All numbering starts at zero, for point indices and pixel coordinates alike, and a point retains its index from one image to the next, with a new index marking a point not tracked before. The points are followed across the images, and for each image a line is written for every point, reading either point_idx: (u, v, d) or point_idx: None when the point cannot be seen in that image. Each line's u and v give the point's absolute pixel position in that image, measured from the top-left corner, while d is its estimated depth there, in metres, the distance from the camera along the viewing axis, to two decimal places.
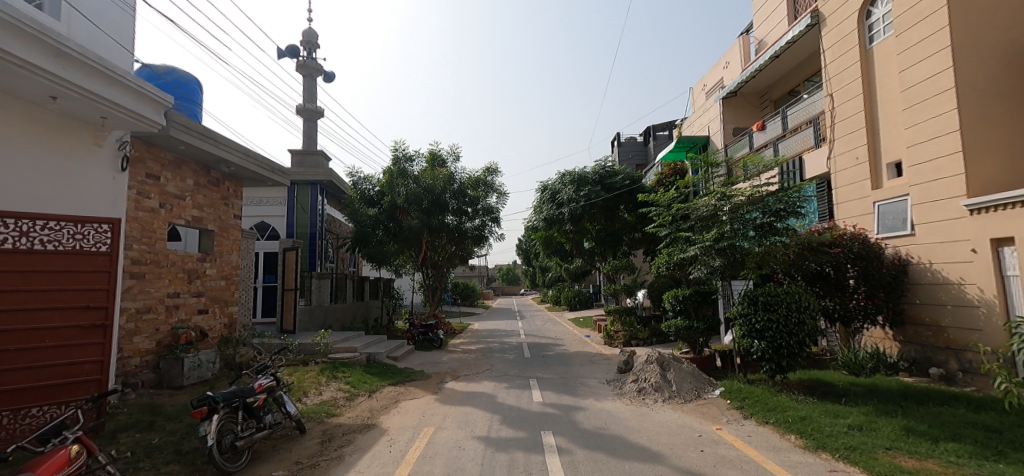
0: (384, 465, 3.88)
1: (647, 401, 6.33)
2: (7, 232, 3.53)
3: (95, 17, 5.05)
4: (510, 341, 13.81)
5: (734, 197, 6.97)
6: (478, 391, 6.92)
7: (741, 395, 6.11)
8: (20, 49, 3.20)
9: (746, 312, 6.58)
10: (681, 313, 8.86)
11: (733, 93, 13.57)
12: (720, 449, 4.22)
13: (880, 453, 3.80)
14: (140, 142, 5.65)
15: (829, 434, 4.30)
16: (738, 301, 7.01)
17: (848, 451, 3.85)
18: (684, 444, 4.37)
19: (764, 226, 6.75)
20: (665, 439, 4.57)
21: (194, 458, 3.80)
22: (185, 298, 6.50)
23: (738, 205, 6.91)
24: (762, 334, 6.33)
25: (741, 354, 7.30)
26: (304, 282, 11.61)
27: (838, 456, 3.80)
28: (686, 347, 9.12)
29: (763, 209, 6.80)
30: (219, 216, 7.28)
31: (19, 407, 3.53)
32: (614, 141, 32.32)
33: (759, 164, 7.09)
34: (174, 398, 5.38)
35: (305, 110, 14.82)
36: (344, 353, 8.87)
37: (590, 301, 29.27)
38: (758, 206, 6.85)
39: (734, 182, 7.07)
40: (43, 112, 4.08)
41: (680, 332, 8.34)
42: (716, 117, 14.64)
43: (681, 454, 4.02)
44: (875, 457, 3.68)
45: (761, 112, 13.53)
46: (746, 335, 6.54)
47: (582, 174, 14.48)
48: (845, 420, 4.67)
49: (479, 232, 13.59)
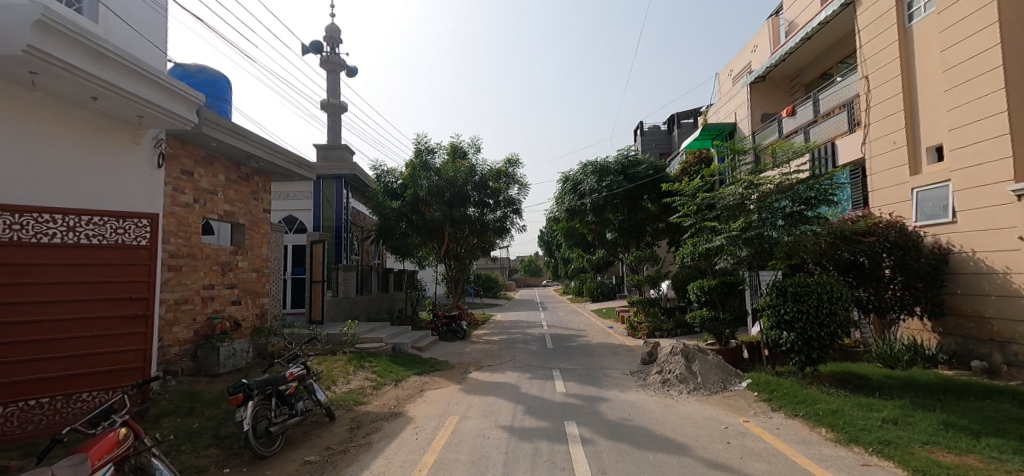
0: (410, 453, 3.99)
1: (672, 393, 6.22)
2: (55, 227, 3.70)
3: (132, 21, 5.18)
4: (532, 332, 13.82)
5: (761, 186, 6.71)
6: (501, 382, 6.95)
7: (769, 387, 5.92)
8: (62, 52, 3.37)
9: (774, 304, 6.33)
10: (707, 304, 8.64)
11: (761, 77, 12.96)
12: (747, 441, 4.10)
13: (918, 448, 3.60)
14: (175, 140, 5.85)
15: (863, 428, 4.11)
16: (765, 291, 6.75)
17: (882, 446, 3.68)
18: (710, 436, 4.27)
19: (794, 214, 6.46)
20: (691, 430, 4.48)
21: (231, 443, 4.00)
22: (219, 289, 6.76)
23: (766, 194, 6.67)
24: (792, 325, 6.09)
25: (769, 345, 7.07)
26: (331, 274, 11.91)
27: (871, 450, 3.64)
28: (713, 339, 8.91)
29: (792, 198, 6.50)
30: (249, 210, 7.50)
31: (69, 391, 3.70)
32: (636, 130, 31.70)
33: (789, 150, 6.75)
34: (211, 386, 5.63)
35: (329, 104, 15.06)
36: (371, 343, 9.05)
37: (613, 291, 28.96)
38: (787, 194, 6.56)
39: (762, 170, 6.79)
40: (82, 112, 4.25)
41: (705, 324, 8.12)
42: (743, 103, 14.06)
43: (707, 446, 3.93)
44: (911, 452, 3.50)
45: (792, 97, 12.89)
46: (774, 327, 6.30)
47: (605, 163, 14.26)
48: (879, 414, 4.45)
49: (501, 224, 13.62)
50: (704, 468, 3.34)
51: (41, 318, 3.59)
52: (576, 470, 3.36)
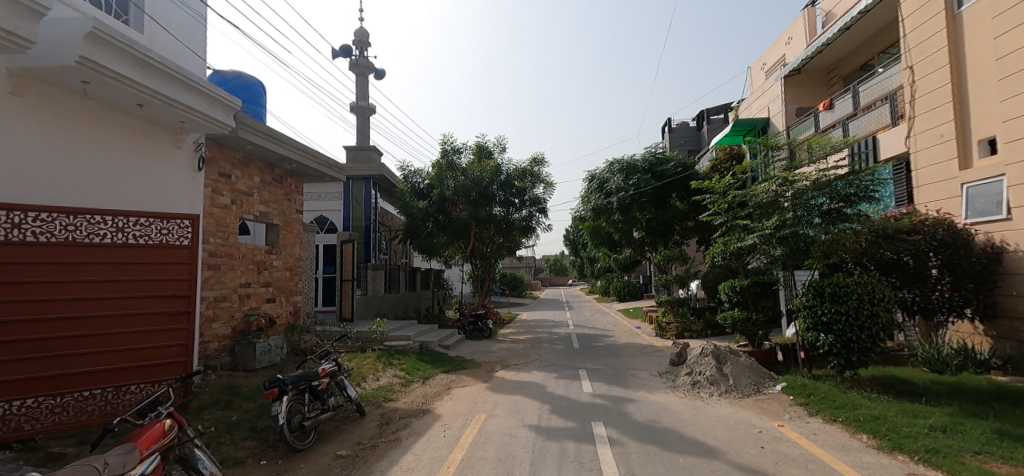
0: (439, 449, 4.02)
1: (703, 395, 5.98)
2: (105, 228, 3.87)
3: (177, 31, 5.38)
4: (558, 331, 13.70)
5: (796, 182, 6.32)
6: (527, 381, 6.90)
7: (805, 391, 5.62)
8: (110, 61, 3.57)
9: (810, 304, 6.02)
10: (738, 305, 8.27)
11: (796, 70, 12.30)
12: (782, 446, 3.89)
13: (969, 458, 3.32)
14: (213, 144, 6.11)
15: (908, 436, 3.82)
16: (801, 292, 6.42)
17: (930, 454, 3.41)
18: (743, 440, 4.08)
19: (832, 212, 6.07)
20: (722, 434, 4.30)
21: (267, 435, 4.15)
22: (255, 287, 7.02)
23: (801, 191, 6.28)
24: (830, 327, 5.77)
25: (805, 347, 6.72)
26: (360, 273, 12.20)
27: (917, 458, 3.38)
28: (745, 340, 8.56)
29: (830, 195, 6.12)
30: (283, 211, 7.76)
31: (117, 384, 3.85)
32: (664, 127, 30.94)
33: (826, 145, 6.36)
34: (248, 380, 5.86)
35: (358, 107, 15.42)
36: (399, 341, 9.19)
37: (640, 291, 28.37)
38: (824, 191, 6.17)
39: (797, 166, 6.41)
40: (127, 117, 4.48)
41: (737, 324, 7.81)
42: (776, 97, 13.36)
43: (739, 450, 3.75)
44: (963, 463, 3.23)
45: (829, 90, 12.19)
46: (811, 328, 6.00)
47: (631, 162, 13.83)
48: (926, 421, 4.13)
49: (527, 223, 13.58)
50: (738, 473, 3.19)
51: (88, 314, 3.74)
52: (603, 471, 3.28)
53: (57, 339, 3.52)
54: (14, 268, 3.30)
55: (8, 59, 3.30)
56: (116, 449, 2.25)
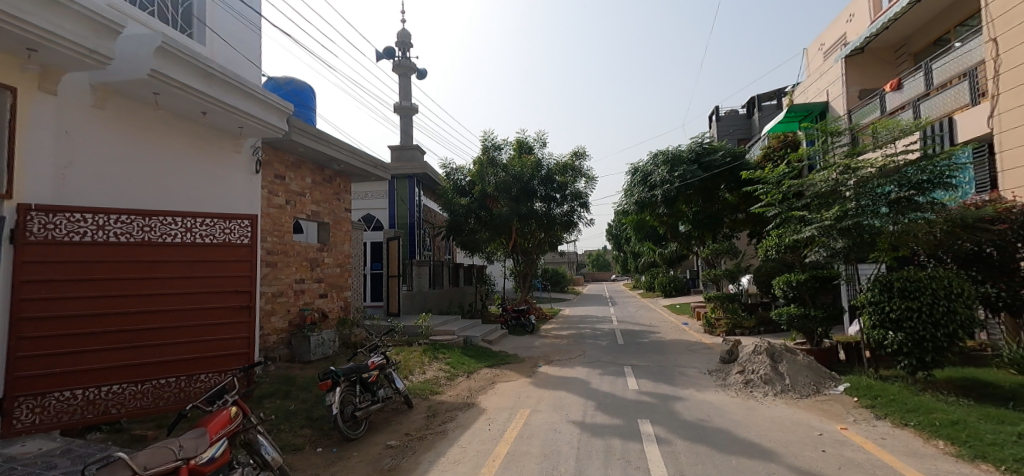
0: (484, 442, 4.05)
1: (757, 394, 5.59)
2: (174, 228, 4.02)
3: (236, 43, 5.64)
4: (602, 327, 13.40)
5: (860, 170, 5.76)
6: (571, 376, 6.79)
7: (871, 392, 5.08)
8: (176, 72, 3.85)
9: (876, 300, 5.44)
10: (795, 301, 7.58)
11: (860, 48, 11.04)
12: (846, 450, 3.54)
13: None
14: (268, 147, 6.46)
15: (992, 443, 3.33)
16: (866, 287, 5.82)
17: (1019, 464, 2.96)
18: (801, 442, 3.75)
19: (901, 200, 5.47)
20: (778, 435, 3.99)
21: (322, 424, 4.35)
22: (309, 283, 7.39)
23: (865, 178, 5.70)
24: (900, 324, 5.19)
25: (870, 346, 6.08)
26: (406, 269, 12.57)
27: (1003, 468, 2.96)
28: (802, 338, 7.95)
29: (899, 182, 5.48)
30: (332, 210, 8.11)
31: (189, 373, 4.01)
32: (712, 115, 29.42)
33: (894, 128, 5.75)
34: (303, 371, 6.19)
35: (402, 107, 15.84)
36: (444, 335, 9.37)
37: (687, 287, 27.21)
38: (892, 178, 5.52)
39: (861, 152, 5.81)
40: (192, 124, 4.81)
41: (793, 321, 7.23)
42: (835, 79, 12.08)
43: (797, 453, 3.45)
44: None
45: (898, 69, 10.91)
46: (878, 325, 5.41)
47: (677, 153, 13.13)
48: (1016, 428, 3.58)
49: (568, 218, 13.40)
50: None
51: (162, 308, 3.92)
52: (652, 470, 3.13)
53: (134, 331, 3.73)
54: (95, 267, 3.54)
55: (88, 73, 3.64)
56: (189, 433, 2.43)
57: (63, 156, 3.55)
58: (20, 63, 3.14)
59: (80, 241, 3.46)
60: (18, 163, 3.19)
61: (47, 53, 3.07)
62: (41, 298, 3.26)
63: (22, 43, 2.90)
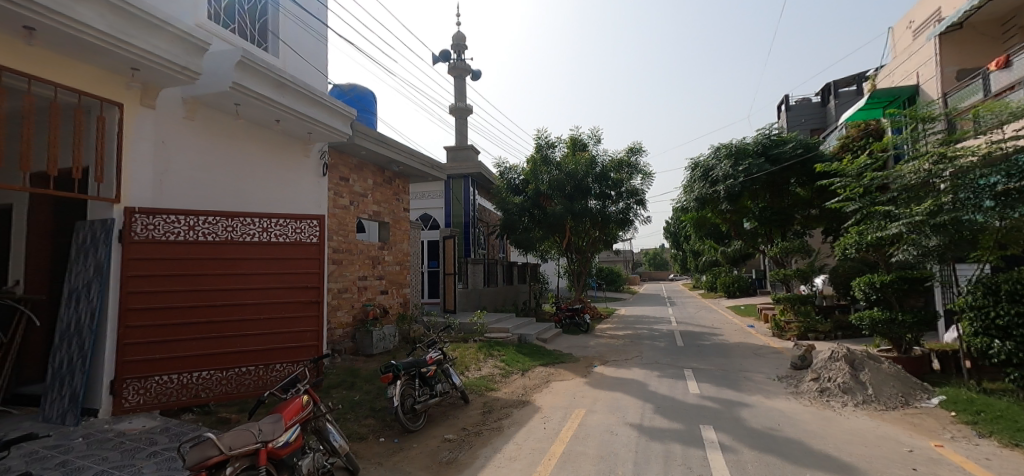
0: (539, 441, 3.99)
1: (832, 404, 4.90)
2: (253, 228, 4.35)
3: (306, 54, 6.02)
4: (661, 329, 12.79)
5: (957, 159, 4.98)
6: (628, 378, 6.51)
7: (973, 407, 4.30)
8: (253, 83, 4.18)
9: (979, 305, 4.73)
10: (878, 304, 6.51)
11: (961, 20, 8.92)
12: (944, 471, 3.02)
13: None
14: (335, 151, 6.87)
15: None
16: (967, 290, 5.09)
17: None
18: (888, 459, 3.27)
19: (1011, 193, 4.56)
20: (862, 450, 3.51)
21: (383, 415, 4.52)
22: (371, 280, 7.75)
23: (964, 169, 4.92)
24: (1008, 333, 4.47)
25: (970, 353, 5.20)
26: (462, 267, 12.84)
27: None
28: (886, 344, 6.96)
29: (1008, 171, 4.59)
30: (392, 209, 8.45)
31: (266, 362, 4.33)
32: (782, 103, 27.15)
33: (1002, 111, 4.92)
34: (366, 364, 6.51)
35: (457, 109, 16.20)
36: (499, 333, 9.43)
37: (755, 288, 25.24)
38: (999, 168, 4.69)
39: (959, 139, 5.12)
40: (267, 132, 5.21)
41: (876, 326, 6.22)
42: (929, 58, 9.84)
43: (884, 471, 3.01)
44: None
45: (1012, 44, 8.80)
46: (980, 333, 4.72)
47: (742, 145, 12.13)
48: None
49: (624, 216, 12.93)
50: None
51: (243, 302, 4.25)
52: None
53: (220, 322, 4.10)
54: (188, 263, 3.94)
55: (180, 88, 4.08)
56: (265, 419, 2.60)
57: (160, 164, 3.99)
58: (126, 81, 3.63)
59: (175, 240, 3.88)
60: (125, 170, 3.65)
61: (146, 71, 3.54)
62: (144, 290, 3.70)
63: (125, 63, 3.37)
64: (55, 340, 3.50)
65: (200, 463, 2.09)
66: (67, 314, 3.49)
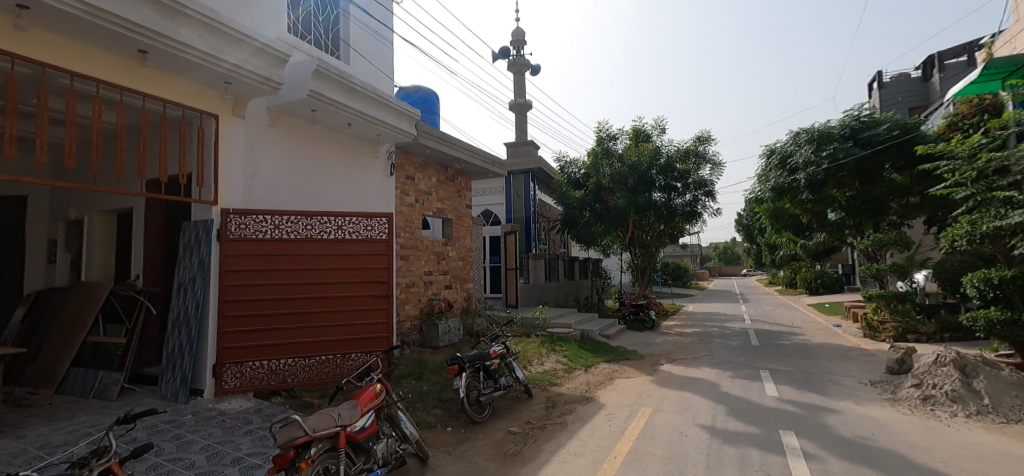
0: (604, 438, 3.93)
1: (938, 414, 4.36)
2: (330, 226, 4.63)
3: (374, 60, 6.32)
4: (732, 326, 12.11)
5: None
6: (697, 377, 6.23)
7: None
8: (325, 90, 4.47)
9: None
10: (996, 303, 5.77)
11: None
12: None
13: None
14: (401, 152, 7.17)
15: None
16: None
17: None
18: None
19: None
20: (975, 467, 3.11)
21: (450, 406, 4.66)
22: (436, 275, 8.01)
23: None
24: None
25: None
26: (523, 262, 12.94)
27: None
28: (1007, 349, 6.09)
29: None
30: (455, 206, 8.66)
31: (343, 352, 4.59)
32: (874, 80, 24.55)
33: None
34: (433, 356, 6.76)
35: (517, 104, 16.28)
36: (561, 328, 9.40)
37: (840, 284, 23.05)
38: None
39: None
40: (340, 135, 5.52)
41: (993, 329, 5.46)
42: None
43: None
44: None
45: None
46: None
47: (825, 129, 10.96)
48: None
49: (691, 208, 12.37)
50: None
51: (322, 295, 4.54)
52: None
53: (302, 314, 4.41)
54: (274, 259, 4.27)
55: (264, 98, 4.44)
56: (343, 404, 2.77)
57: (249, 168, 4.37)
58: (219, 94, 4.04)
59: (263, 237, 4.22)
60: (220, 175, 4.04)
61: (236, 84, 3.91)
62: (238, 284, 4.08)
63: (220, 78, 3.77)
64: (169, 326, 3.97)
65: (289, 442, 2.29)
66: (178, 304, 3.95)
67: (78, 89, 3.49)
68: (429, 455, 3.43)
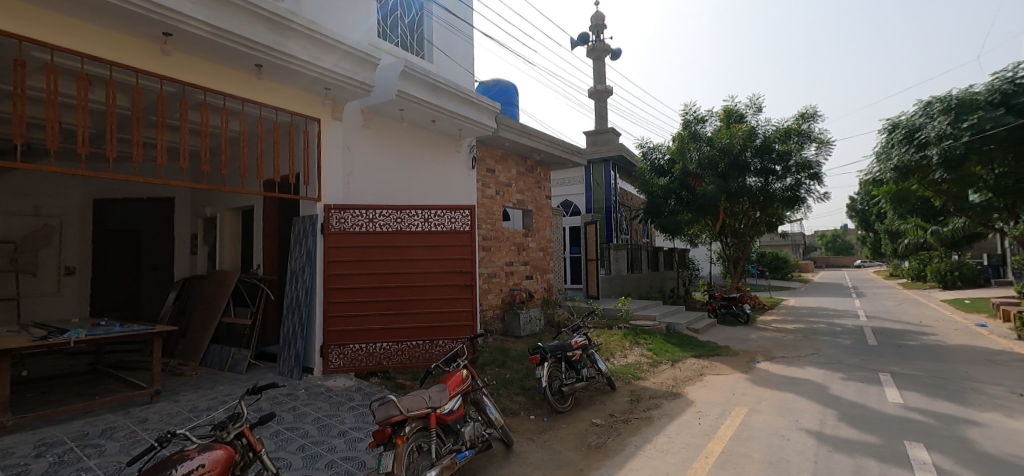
0: (695, 437, 3.74)
1: None
2: (417, 219, 4.88)
3: (456, 56, 6.53)
4: (841, 323, 10.89)
5: None
6: (801, 377, 5.71)
7: None
8: (412, 89, 4.72)
9: None
10: None
11: None
12: None
13: None
14: (482, 145, 7.37)
15: None
16: None
17: None
18: None
19: None
20: None
21: (533, 395, 4.74)
22: (517, 266, 8.14)
23: None
24: None
25: None
26: (603, 253, 12.72)
27: None
28: None
29: None
30: (534, 197, 8.70)
31: (432, 338, 4.83)
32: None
33: None
34: (515, 345, 6.91)
35: (597, 91, 15.95)
36: (645, 321, 9.11)
37: (985, 277, 19.53)
38: None
39: None
40: (426, 132, 5.77)
41: None
42: None
43: None
44: None
45: None
46: None
47: (969, 96, 8.80)
48: None
49: (792, 193, 11.33)
50: None
51: (412, 284, 4.81)
52: None
53: (395, 301, 4.72)
54: (370, 250, 4.61)
55: (358, 100, 4.77)
56: (431, 387, 2.90)
57: (347, 167, 4.74)
58: (320, 99, 4.42)
59: (360, 230, 4.57)
60: (323, 174, 4.43)
61: (335, 89, 4.26)
62: (340, 272, 4.47)
63: (320, 84, 4.12)
64: (284, 310, 4.46)
65: (384, 419, 2.46)
66: (291, 290, 4.42)
67: (210, 103, 4.04)
68: (514, 441, 3.51)
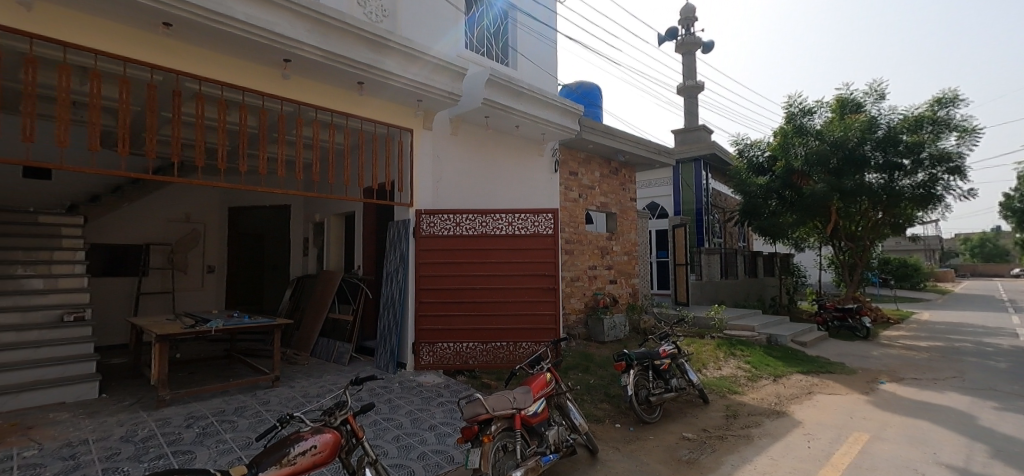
0: (803, 461, 3.40)
1: None
2: (502, 223, 5.00)
3: (540, 61, 6.61)
4: (992, 343, 9.20)
5: None
6: (938, 404, 4.93)
7: None
8: (497, 96, 4.87)
9: None
10: None
11: None
12: None
13: None
14: (564, 148, 7.38)
15: None
16: None
17: None
18: None
19: None
20: None
21: (619, 403, 4.62)
22: (600, 270, 8.01)
23: None
24: None
25: None
26: (693, 257, 12.03)
27: None
28: None
29: None
30: (618, 200, 8.49)
31: (515, 340, 4.91)
32: None
33: None
34: (599, 351, 6.80)
35: (685, 88, 15.23)
36: (742, 331, 8.46)
37: None
38: None
39: None
40: (509, 137, 5.90)
41: None
42: None
43: None
44: None
45: None
46: None
47: None
48: None
49: (925, 191, 9.82)
50: None
51: (496, 286, 4.94)
52: None
53: (481, 302, 4.89)
54: (457, 253, 4.82)
55: (447, 110, 5.02)
56: (516, 389, 2.94)
57: (436, 174, 5.00)
58: (412, 111, 4.71)
59: (448, 234, 4.80)
60: (415, 181, 4.73)
61: (427, 101, 4.53)
62: (431, 273, 4.74)
63: (415, 97, 4.40)
64: (381, 308, 4.82)
65: (473, 417, 2.56)
66: (387, 290, 4.75)
67: (321, 120, 4.52)
68: (599, 449, 3.44)
